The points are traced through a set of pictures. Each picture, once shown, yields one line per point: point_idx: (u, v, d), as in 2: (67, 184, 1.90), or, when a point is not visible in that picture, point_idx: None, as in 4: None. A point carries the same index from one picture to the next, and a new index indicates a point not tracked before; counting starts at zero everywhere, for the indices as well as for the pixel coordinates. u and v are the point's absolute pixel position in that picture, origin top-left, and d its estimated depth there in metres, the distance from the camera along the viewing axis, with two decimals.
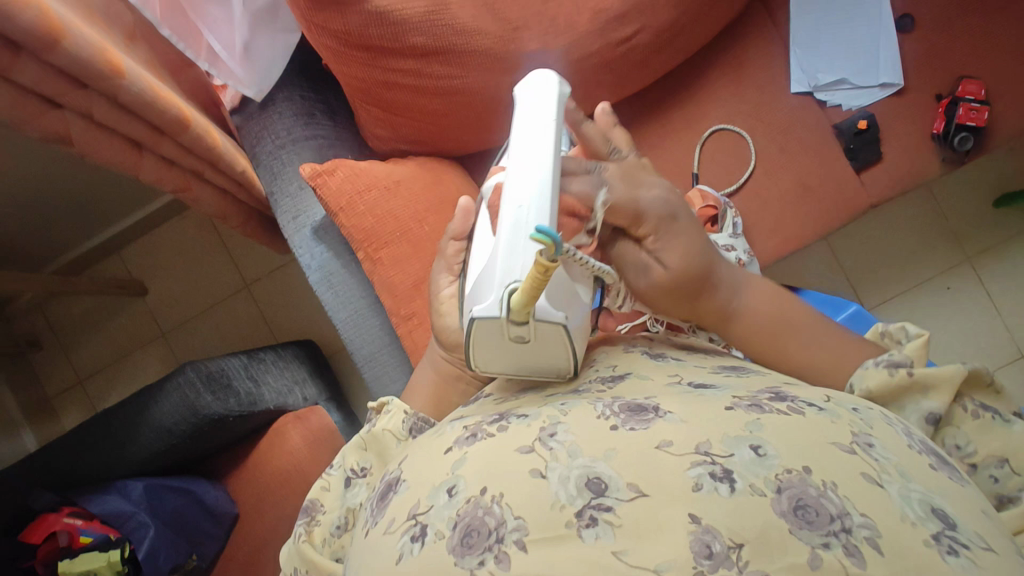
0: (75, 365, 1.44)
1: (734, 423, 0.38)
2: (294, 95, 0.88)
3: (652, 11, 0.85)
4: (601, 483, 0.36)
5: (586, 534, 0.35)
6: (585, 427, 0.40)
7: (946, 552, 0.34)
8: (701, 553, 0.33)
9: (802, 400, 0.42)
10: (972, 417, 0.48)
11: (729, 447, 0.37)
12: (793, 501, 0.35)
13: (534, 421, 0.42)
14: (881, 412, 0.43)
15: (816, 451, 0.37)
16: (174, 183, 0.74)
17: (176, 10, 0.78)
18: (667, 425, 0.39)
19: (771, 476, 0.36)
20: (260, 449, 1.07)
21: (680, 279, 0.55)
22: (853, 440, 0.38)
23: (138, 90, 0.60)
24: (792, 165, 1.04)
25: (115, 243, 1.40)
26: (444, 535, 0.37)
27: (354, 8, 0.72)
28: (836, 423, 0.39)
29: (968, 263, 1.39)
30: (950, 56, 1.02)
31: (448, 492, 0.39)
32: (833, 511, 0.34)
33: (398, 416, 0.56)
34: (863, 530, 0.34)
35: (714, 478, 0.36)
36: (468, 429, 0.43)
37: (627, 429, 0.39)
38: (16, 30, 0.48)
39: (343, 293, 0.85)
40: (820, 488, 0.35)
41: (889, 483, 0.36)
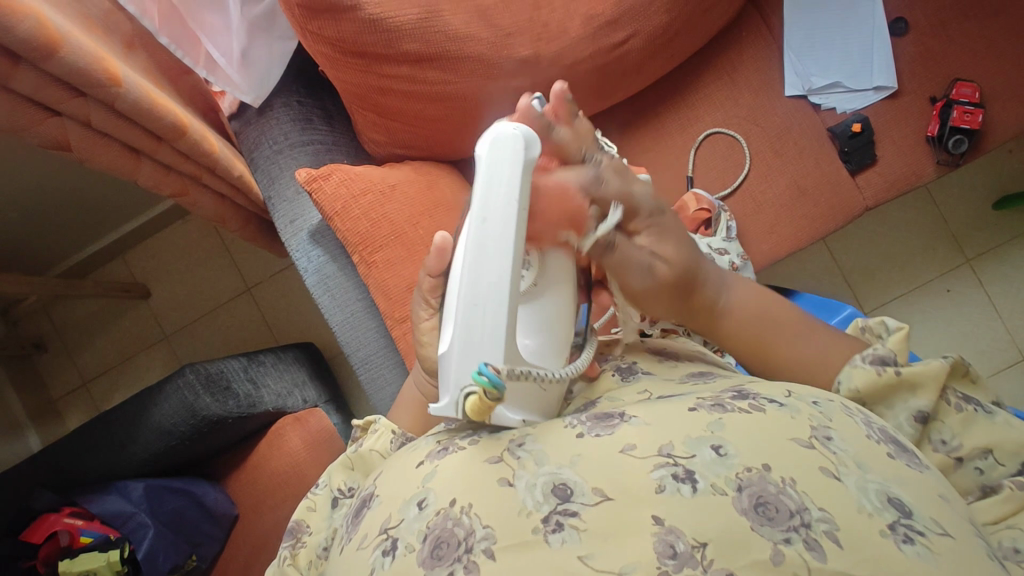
0: (80, 367, 1.46)
1: (697, 425, 0.39)
2: (292, 100, 0.89)
3: (644, 17, 0.86)
4: (566, 488, 0.37)
5: (552, 539, 0.36)
6: (551, 438, 0.41)
7: (901, 541, 0.35)
8: (666, 553, 0.34)
9: (764, 397, 0.42)
10: (956, 411, 0.51)
11: (691, 448, 0.38)
12: (753, 499, 0.36)
13: (504, 435, 0.43)
14: (841, 404, 0.44)
15: (775, 447, 0.38)
16: (172, 189, 0.75)
17: (173, 18, 0.79)
18: (631, 429, 0.40)
19: (732, 475, 0.37)
20: (258, 451, 1.09)
21: (675, 275, 0.57)
22: (811, 435, 0.39)
23: (135, 98, 0.61)
24: (786, 168, 1.04)
25: (119, 247, 1.42)
26: (414, 549, 0.37)
27: (348, 16, 0.73)
28: (796, 419, 0.40)
29: (968, 265, 1.39)
30: (944, 59, 1.02)
31: (418, 505, 0.40)
32: (792, 507, 0.35)
33: (385, 436, 0.56)
34: (822, 524, 0.35)
35: (676, 479, 0.37)
36: (440, 443, 0.44)
37: (592, 436, 0.40)
38: (15, 41, 0.50)
39: (339, 296, 0.86)
40: (779, 485, 0.36)
41: (845, 475, 0.37)
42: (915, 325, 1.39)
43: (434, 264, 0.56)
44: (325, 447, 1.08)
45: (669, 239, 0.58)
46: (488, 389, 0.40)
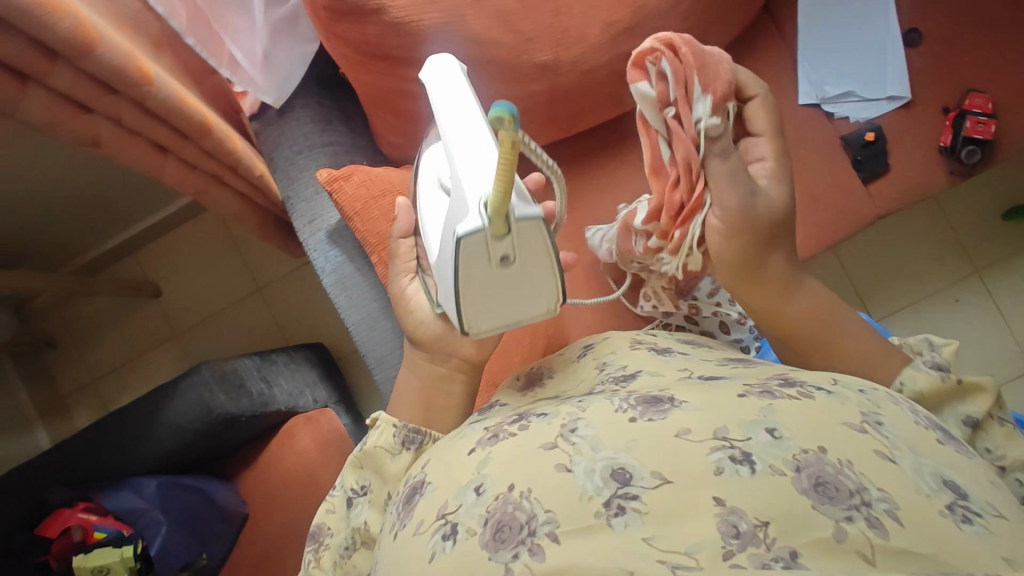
0: (90, 365, 1.46)
1: (749, 409, 0.40)
2: (311, 102, 0.90)
3: (662, 24, 0.87)
4: (625, 473, 0.38)
5: (615, 522, 0.37)
6: (603, 421, 0.42)
7: (961, 521, 0.35)
8: (729, 533, 0.35)
9: (811, 384, 0.43)
10: (999, 426, 0.53)
11: (746, 431, 0.39)
12: (812, 478, 0.36)
13: (554, 419, 0.43)
14: (886, 392, 0.45)
15: (828, 430, 0.39)
16: (195, 186, 0.76)
17: (199, 19, 0.79)
18: (683, 413, 0.41)
19: (789, 457, 0.37)
20: (270, 449, 1.09)
21: (773, 213, 0.64)
22: (863, 420, 0.40)
23: (165, 97, 0.62)
24: (799, 175, 1.05)
25: (131, 245, 1.42)
26: (475, 532, 0.39)
27: (372, 19, 0.74)
28: (845, 405, 0.41)
29: (977, 275, 1.39)
30: (958, 70, 1.03)
31: (475, 491, 0.41)
32: (851, 487, 0.36)
33: (388, 431, 0.56)
34: (882, 503, 0.35)
35: (734, 461, 0.38)
36: (489, 430, 0.46)
37: (644, 420, 0.41)
38: (53, 39, 0.50)
39: (355, 295, 0.87)
40: (837, 467, 0.37)
41: (900, 458, 0.38)
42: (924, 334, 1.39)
43: (405, 222, 0.66)
44: (337, 448, 1.09)
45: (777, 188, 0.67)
46: (505, 116, 0.44)
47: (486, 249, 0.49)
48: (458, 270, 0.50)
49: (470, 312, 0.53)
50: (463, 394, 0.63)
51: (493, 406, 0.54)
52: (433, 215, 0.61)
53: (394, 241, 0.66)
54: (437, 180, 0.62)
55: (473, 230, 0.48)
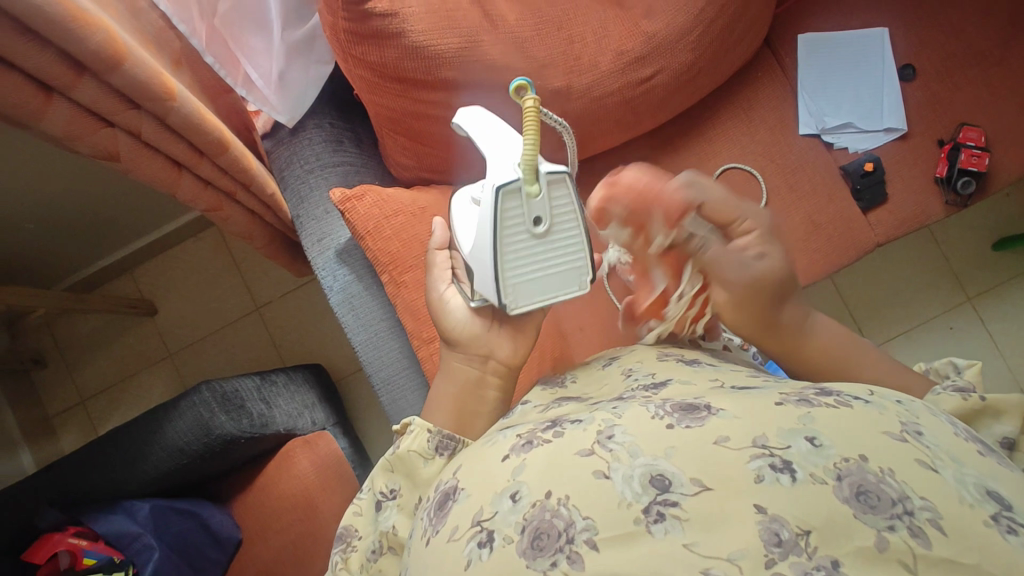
0: (79, 384, 1.43)
1: (788, 417, 0.40)
2: (324, 122, 0.91)
3: (671, 54, 0.89)
4: (665, 479, 0.38)
5: (655, 529, 0.36)
6: (641, 428, 0.42)
7: (1006, 531, 0.35)
8: (771, 541, 0.34)
9: (848, 394, 0.43)
10: None
11: (785, 439, 0.39)
12: (854, 487, 0.36)
13: (589, 425, 0.43)
14: (924, 404, 0.45)
15: (868, 439, 0.38)
16: (208, 203, 0.76)
17: (217, 38, 0.80)
18: (722, 421, 0.41)
19: (829, 465, 0.37)
20: (267, 472, 1.06)
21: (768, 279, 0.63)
22: (902, 429, 0.40)
23: (187, 112, 0.62)
24: (802, 204, 1.07)
25: (128, 262, 1.41)
26: (513, 540, 0.38)
27: (391, 43, 0.74)
28: (883, 415, 0.41)
29: (969, 304, 1.42)
30: (951, 105, 1.07)
31: (511, 498, 0.40)
32: (893, 495, 0.36)
33: (422, 436, 0.55)
34: (924, 512, 0.35)
35: (775, 469, 0.37)
36: (522, 436, 0.45)
37: (683, 427, 0.41)
38: (84, 52, 0.50)
39: (364, 315, 0.86)
40: (878, 475, 0.37)
41: (943, 467, 0.37)
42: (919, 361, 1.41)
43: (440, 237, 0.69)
44: (336, 471, 1.06)
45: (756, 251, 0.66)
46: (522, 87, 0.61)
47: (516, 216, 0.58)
48: (498, 230, 0.57)
49: (511, 283, 0.59)
50: (497, 400, 0.62)
51: (521, 404, 0.55)
52: (461, 222, 0.65)
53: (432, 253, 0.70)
54: (462, 196, 0.67)
55: (513, 187, 0.57)
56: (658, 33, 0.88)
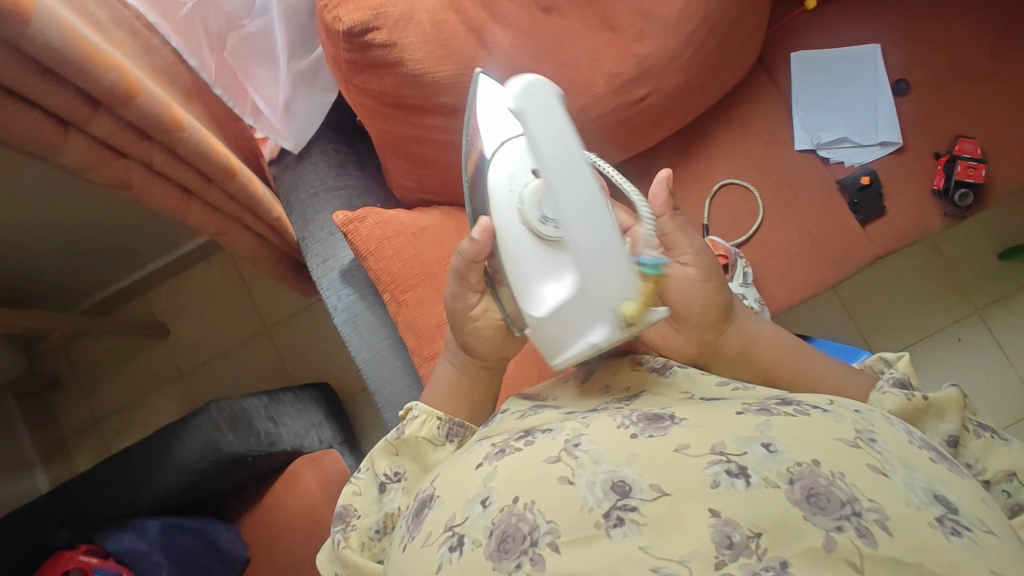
0: (93, 405, 1.46)
1: (746, 425, 0.42)
2: (328, 148, 0.94)
3: (663, 75, 0.92)
4: (625, 485, 0.39)
5: (614, 533, 0.38)
6: (606, 436, 0.43)
7: (950, 533, 0.36)
8: (723, 543, 0.36)
9: (808, 403, 0.44)
10: (975, 437, 0.53)
11: (742, 446, 0.40)
12: (805, 490, 0.37)
13: (558, 434, 0.44)
14: (881, 413, 0.46)
15: (823, 446, 0.40)
16: (216, 228, 0.79)
17: (225, 71, 0.84)
18: (682, 430, 0.42)
19: (782, 469, 0.39)
20: (275, 490, 1.08)
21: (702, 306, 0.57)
22: (856, 436, 0.41)
23: (195, 142, 0.65)
24: (799, 218, 1.08)
25: (142, 285, 1.45)
26: (481, 543, 0.40)
27: (391, 71, 0.78)
28: (840, 423, 0.42)
29: (977, 314, 1.41)
30: (946, 119, 1.09)
31: (482, 503, 0.42)
32: (842, 498, 0.37)
33: (432, 423, 0.58)
34: (873, 513, 0.36)
35: (730, 474, 0.39)
36: (496, 445, 0.46)
37: (646, 436, 0.42)
38: (99, 89, 0.53)
39: (367, 334, 0.89)
40: (829, 478, 0.38)
41: (893, 472, 0.39)
42: (928, 373, 1.40)
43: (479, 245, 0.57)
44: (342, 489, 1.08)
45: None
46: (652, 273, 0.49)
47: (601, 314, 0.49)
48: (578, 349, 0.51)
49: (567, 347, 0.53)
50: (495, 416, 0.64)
51: (498, 414, 0.56)
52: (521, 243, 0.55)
53: (468, 265, 0.58)
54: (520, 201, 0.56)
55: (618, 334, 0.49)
56: (650, 55, 0.90)
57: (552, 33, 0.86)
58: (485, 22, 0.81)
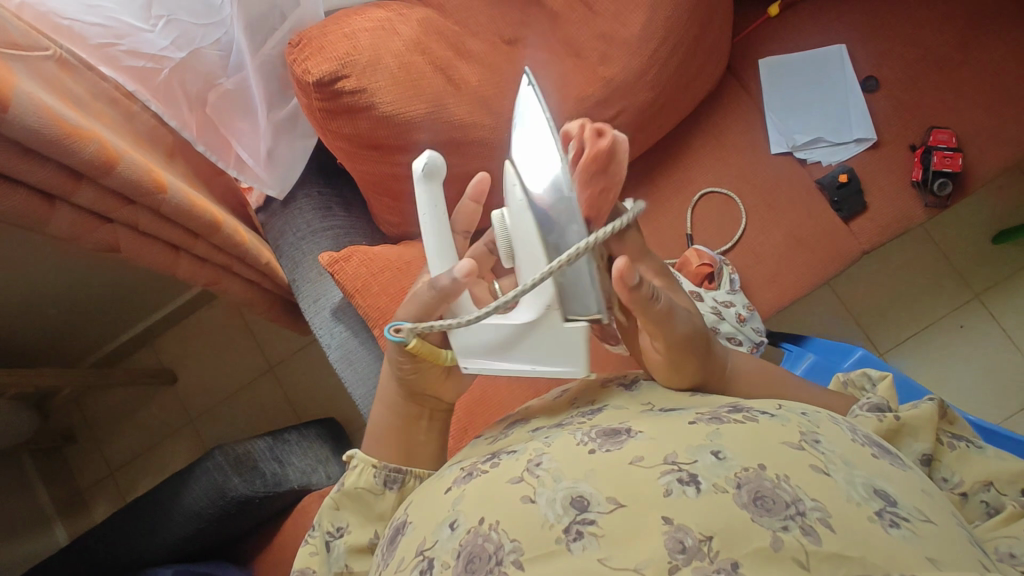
0: (107, 456, 1.48)
1: (697, 435, 0.44)
2: (313, 191, 0.97)
3: (631, 94, 0.94)
4: (584, 500, 0.41)
5: (574, 547, 0.39)
6: (566, 454, 0.44)
7: (888, 525, 0.38)
8: (675, 548, 0.37)
9: (757, 410, 0.47)
10: (950, 449, 0.57)
11: (692, 455, 0.42)
12: (752, 493, 0.39)
13: (522, 455, 0.46)
14: (828, 414, 0.49)
15: (769, 450, 0.42)
16: (206, 278, 0.82)
17: (209, 127, 0.86)
18: (637, 443, 0.44)
19: (731, 474, 0.40)
20: (285, 529, 1.08)
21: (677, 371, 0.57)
22: (802, 438, 0.43)
23: (177, 202, 0.68)
24: (781, 220, 1.10)
25: (148, 335, 1.48)
26: (449, 565, 0.41)
27: (363, 115, 0.79)
28: (786, 426, 0.45)
29: (977, 300, 1.40)
30: (919, 111, 1.10)
31: (450, 526, 0.43)
32: (788, 498, 0.39)
33: (368, 472, 0.58)
34: (815, 512, 0.38)
35: (682, 482, 0.40)
36: (465, 469, 0.48)
37: (603, 451, 0.44)
38: (79, 163, 0.56)
39: (362, 369, 0.90)
40: (775, 481, 0.40)
41: (835, 471, 0.41)
42: (932, 363, 1.39)
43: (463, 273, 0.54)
44: None
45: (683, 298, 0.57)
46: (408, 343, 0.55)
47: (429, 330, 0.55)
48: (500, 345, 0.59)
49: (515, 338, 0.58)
50: None
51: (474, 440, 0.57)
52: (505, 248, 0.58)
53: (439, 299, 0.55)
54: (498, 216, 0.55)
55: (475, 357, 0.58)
56: (615, 77, 0.93)
57: (518, 64, 0.89)
58: (451, 60, 0.84)
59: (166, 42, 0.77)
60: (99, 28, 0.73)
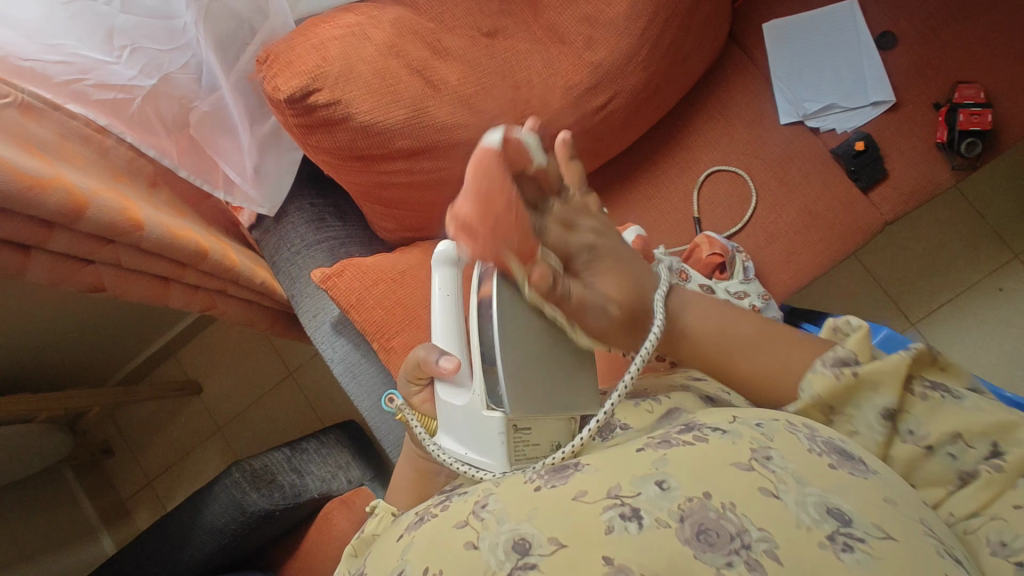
0: (144, 467, 1.54)
1: (642, 464, 0.42)
2: (304, 203, 0.95)
3: (623, 78, 0.90)
4: (525, 543, 0.39)
5: None
6: (512, 494, 0.43)
7: (840, 550, 0.36)
8: None
9: (709, 426, 0.45)
10: (923, 399, 0.51)
11: (636, 486, 0.40)
12: (695, 527, 0.38)
13: (471, 497, 0.45)
14: (785, 422, 0.46)
15: (714, 474, 0.40)
16: (201, 304, 0.82)
17: (191, 151, 0.85)
18: (583, 476, 0.42)
19: (674, 507, 0.39)
20: (310, 536, 1.10)
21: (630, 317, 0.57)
22: (751, 456, 0.41)
23: (156, 236, 0.67)
24: (795, 196, 1.03)
25: (170, 349, 1.51)
26: None
27: (341, 127, 0.77)
28: (737, 444, 0.42)
29: (1017, 260, 1.32)
30: (942, 66, 1.01)
31: None
32: (731, 530, 0.37)
33: (385, 518, 0.56)
34: (761, 543, 0.37)
35: (624, 518, 0.39)
36: (417, 515, 0.47)
37: (548, 487, 0.42)
38: (45, 213, 0.55)
39: (366, 381, 0.90)
40: (720, 511, 0.38)
41: (784, 491, 0.39)
42: (971, 329, 1.31)
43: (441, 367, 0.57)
44: None
45: (610, 278, 0.57)
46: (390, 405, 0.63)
47: (414, 419, 0.60)
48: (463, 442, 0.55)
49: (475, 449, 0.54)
50: None
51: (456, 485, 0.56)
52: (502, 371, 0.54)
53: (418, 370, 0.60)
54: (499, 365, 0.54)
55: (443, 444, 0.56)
56: (604, 61, 0.88)
57: (501, 58, 0.85)
58: (428, 60, 0.81)
59: (132, 72, 0.76)
60: (61, 65, 0.72)
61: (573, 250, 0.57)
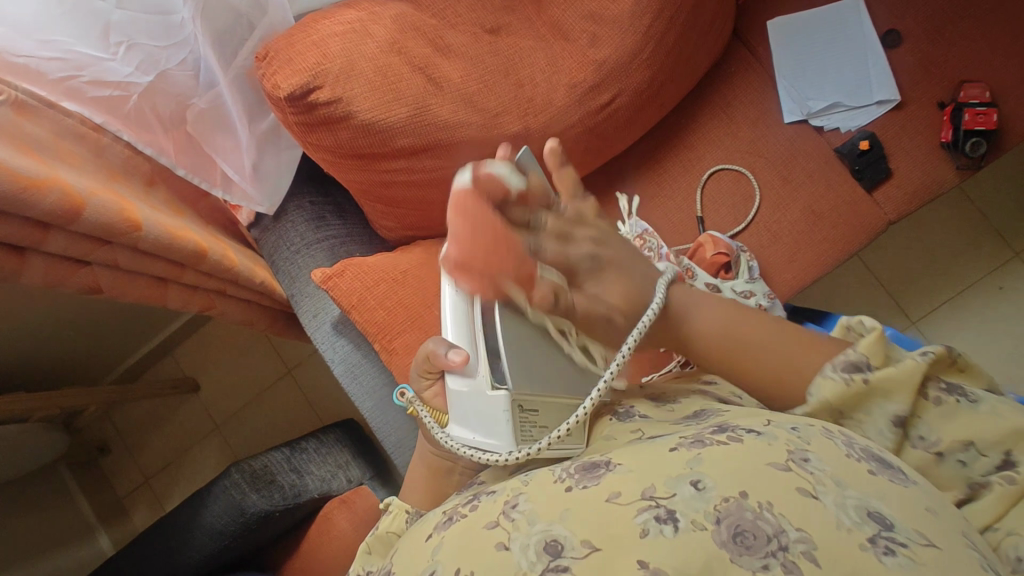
0: (141, 465, 1.52)
1: (677, 464, 0.41)
2: (304, 202, 0.94)
3: (627, 76, 0.88)
4: (558, 544, 0.39)
5: None
6: (542, 495, 0.42)
7: (882, 553, 0.36)
8: None
9: (743, 428, 0.44)
10: (935, 404, 0.50)
11: (671, 487, 0.40)
12: (732, 529, 0.37)
13: (500, 497, 0.44)
14: (822, 427, 0.45)
15: (751, 475, 0.39)
16: (200, 304, 0.80)
17: (189, 149, 0.84)
18: (615, 476, 0.42)
19: (710, 508, 0.38)
20: (310, 536, 1.09)
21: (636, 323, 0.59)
22: (788, 457, 0.41)
23: (154, 237, 0.66)
24: (798, 195, 1.03)
25: (166, 347, 1.50)
26: None
27: (342, 125, 0.76)
28: (772, 444, 0.42)
29: (1017, 259, 1.31)
30: (947, 65, 1.01)
31: None
32: (769, 531, 0.37)
33: (400, 516, 0.57)
34: (800, 544, 0.36)
35: (659, 520, 0.38)
36: (445, 513, 0.46)
37: (580, 488, 0.42)
38: (42, 214, 0.54)
39: (367, 382, 0.89)
40: (756, 511, 0.38)
41: (824, 493, 0.38)
42: (970, 328, 1.31)
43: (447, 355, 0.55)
44: None
45: (615, 286, 0.60)
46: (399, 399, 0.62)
47: (424, 412, 0.59)
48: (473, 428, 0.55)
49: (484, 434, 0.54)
50: None
51: (473, 482, 0.54)
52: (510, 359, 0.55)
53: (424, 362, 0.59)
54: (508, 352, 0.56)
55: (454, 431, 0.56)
56: (607, 59, 0.87)
57: (503, 55, 0.84)
58: (430, 58, 0.80)
59: (129, 68, 0.75)
60: (56, 62, 0.71)
61: (574, 262, 0.60)
